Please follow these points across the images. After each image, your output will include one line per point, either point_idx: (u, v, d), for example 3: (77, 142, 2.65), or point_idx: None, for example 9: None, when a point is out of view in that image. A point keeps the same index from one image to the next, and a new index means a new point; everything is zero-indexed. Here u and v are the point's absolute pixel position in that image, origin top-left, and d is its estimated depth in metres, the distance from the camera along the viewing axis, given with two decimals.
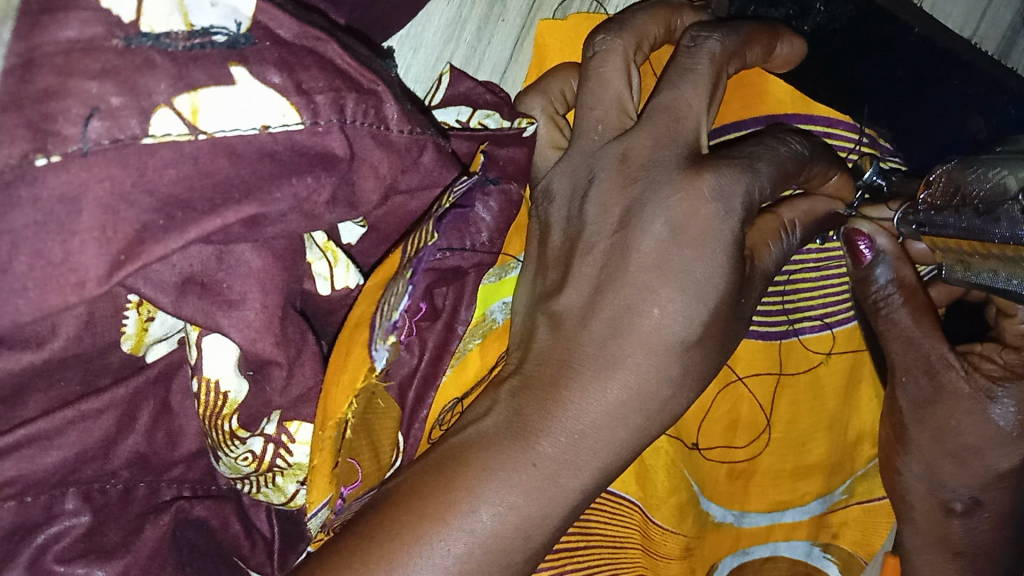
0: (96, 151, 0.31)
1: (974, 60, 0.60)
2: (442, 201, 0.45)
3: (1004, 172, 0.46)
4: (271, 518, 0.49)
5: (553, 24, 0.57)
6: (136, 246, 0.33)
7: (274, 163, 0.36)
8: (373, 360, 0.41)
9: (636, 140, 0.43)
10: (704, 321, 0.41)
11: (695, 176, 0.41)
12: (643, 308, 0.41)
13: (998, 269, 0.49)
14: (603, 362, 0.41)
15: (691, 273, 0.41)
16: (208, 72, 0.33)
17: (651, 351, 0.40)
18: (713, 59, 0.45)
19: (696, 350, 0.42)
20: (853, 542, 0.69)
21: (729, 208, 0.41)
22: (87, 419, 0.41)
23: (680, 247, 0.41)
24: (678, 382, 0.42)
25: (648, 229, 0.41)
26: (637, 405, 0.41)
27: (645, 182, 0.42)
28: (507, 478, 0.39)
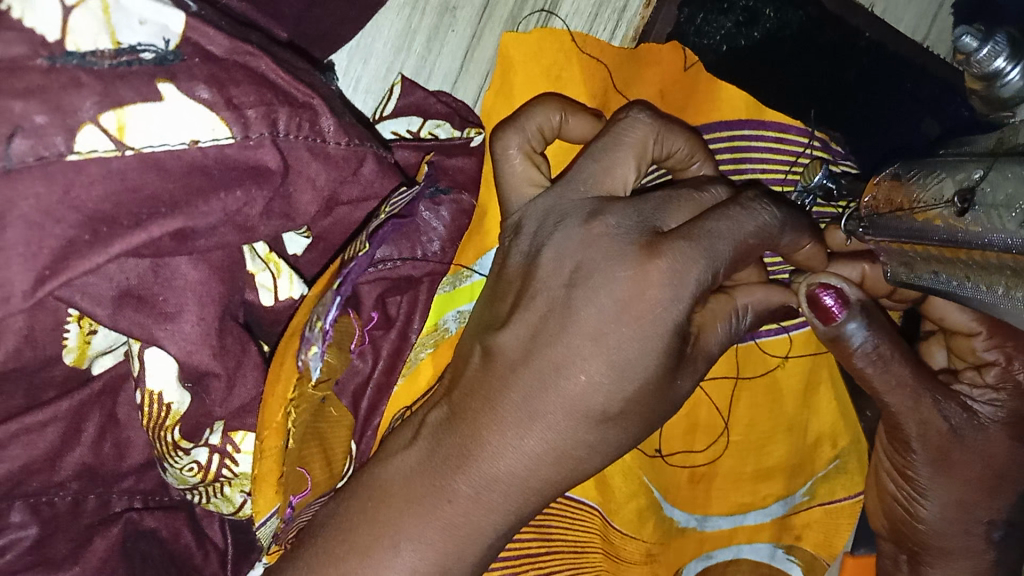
0: (20, 168, 0.32)
1: (929, 64, 0.59)
2: (379, 212, 0.45)
3: (943, 176, 0.47)
4: (225, 529, 0.50)
5: (518, 37, 0.56)
6: (61, 261, 0.34)
7: (205, 177, 0.36)
8: (298, 364, 0.42)
9: (614, 206, 0.41)
10: (632, 394, 0.40)
11: (647, 258, 0.39)
12: (570, 371, 0.39)
13: (938, 270, 0.48)
14: (526, 412, 0.40)
15: (623, 348, 0.39)
16: (135, 89, 0.34)
17: (571, 414, 0.40)
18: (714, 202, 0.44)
19: (615, 422, 0.40)
20: (816, 544, 0.67)
21: (678, 294, 0.39)
22: (32, 432, 0.42)
23: (620, 324, 0.39)
24: (596, 447, 0.41)
25: (594, 297, 0.39)
26: (555, 465, 0.40)
27: (602, 252, 0.40)
28: (423, 515, 0.40)
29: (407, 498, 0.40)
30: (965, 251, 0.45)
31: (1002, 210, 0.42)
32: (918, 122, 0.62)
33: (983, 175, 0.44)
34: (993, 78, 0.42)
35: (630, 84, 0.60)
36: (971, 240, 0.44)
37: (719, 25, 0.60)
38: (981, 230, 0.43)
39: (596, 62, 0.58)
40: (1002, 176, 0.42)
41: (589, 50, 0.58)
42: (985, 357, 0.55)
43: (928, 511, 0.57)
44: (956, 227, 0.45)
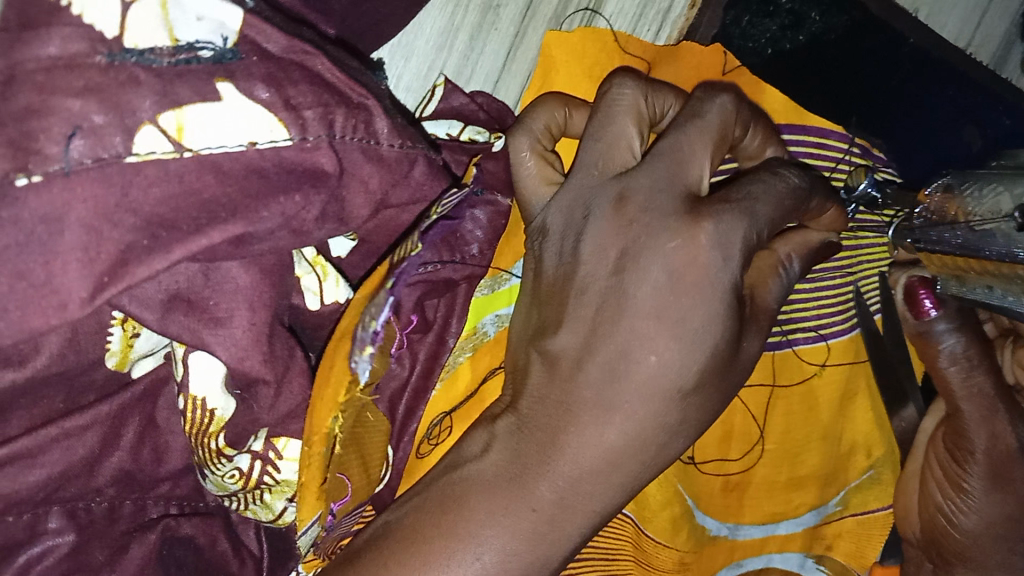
0: (78, 170, 0.30)
1: (971, 73, 0.61)
2: (430, 212, 0.44)
3: (1001, 190, 0.46)
4: (260, 536, 0.49)
5: (562, 35, 0.54)
6: (120, 267, 0.32)
7: (261, 180, 0.35)
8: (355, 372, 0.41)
9: (634, 179, 0.40)
10: (702, 368, 0.39)
11: (693, 223, 0.38)
12: (638, 354, 0.38)
13: (993, 283, 0.48)
14: (601, 405, 0.39)
15: (689, 322, 0.38)
16: (194, 88, 0.33)
17: (648, 398, 0.39)
18: (724, 113, 0.41)
19: (695, 396, 0.40)
20: (848, 554, 0.66)
21: (728, 254, 0.38)
22: (72, 437, 0.40)
23: (677, 298, 0.38)
24: (675, 428, 0.40)
25: (646, 275, 0.38)
26: (631, 455, 0.40)
27: (644, 230, 0.39)
28: (505, 520, 0.40)
29: (483, 509, 0.40)
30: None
31: None
32: (958, 130, 0.62)
33: None
34: None
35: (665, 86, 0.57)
36: None
37: (764, 28, 0.58)
38: None
39: (638, 62, 0.57)
40: None
41: (631, 49, 0.56)
42: None
43: (970, 522, 0.58)
44: (1015, 242, 0.44)
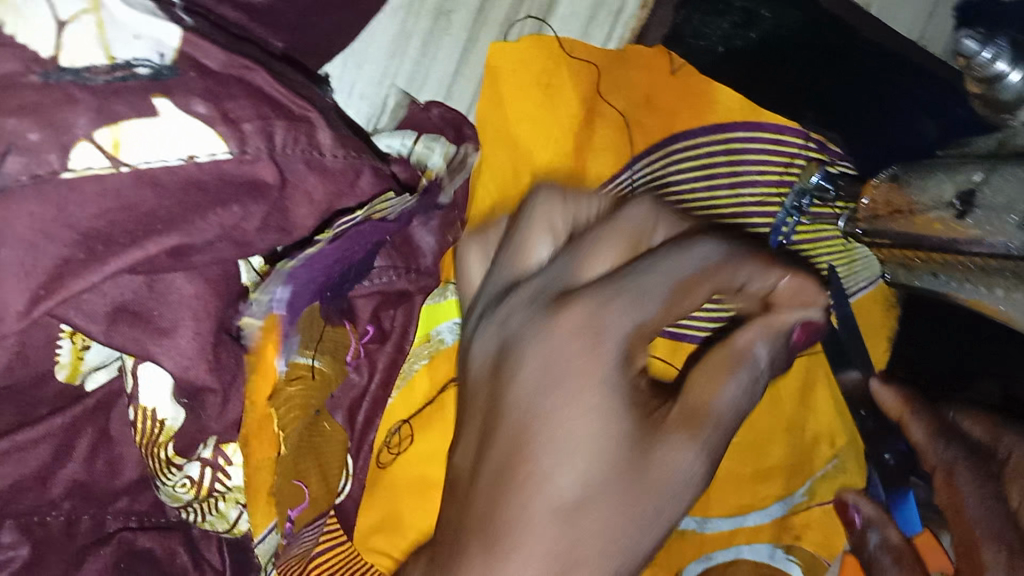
0: (15, 187, 0.31)
1: (937, 63, 0.54)
2: (356, 212, 0.44)
3: (942, 180, 0.47)
4: (222, 550, 0.49)
5: (506, 46, 0.57)
6: (55, 281, 0.34)
7: (202, 192, 0.36)
8: (281, 366, 0.42)
9: (518, 296, 0.37)
10: (601, 456, 0.32)
11: (557, 316, 0.34)
12: (524, 457, 0.32)
13: (937, 270, 0.50)
14: (495, 500, 0.32)
15: (565, 425, 0.32)
16: (130, 105, 0.34)
17: (546, 501, 0.32)
18: (625, 230, 0.39)
19: (607, 495, 0.32)
20: (817, 544, 0.66)
21: (598, 332, 0.33)
22: (24, 449, 0.41)
23: (552, 388, 0.33)
24: (599, 520, 0.32)
25: (523, 365, 0.34)
26: (533, 558, 0.31)
27: (518, 330, 0.35)
28: None
29: None
30: (967, 254, 0.46)
31: (1004, 211, 0.42)
32: None
33: (982, 178, 0.45)
34: (994, 80, 0.43)
35: (618, 89, 0.61)
36: (973, 243, 0.45)
37: (716, 26, 0.59)
38: (980, 233, 0.44)
39: (588, 67, 0.60)
40: (1004, 179, 0.43)
41: (580, 56, 0.59)
42: None
43: None
44: (957, 229, 0.45)
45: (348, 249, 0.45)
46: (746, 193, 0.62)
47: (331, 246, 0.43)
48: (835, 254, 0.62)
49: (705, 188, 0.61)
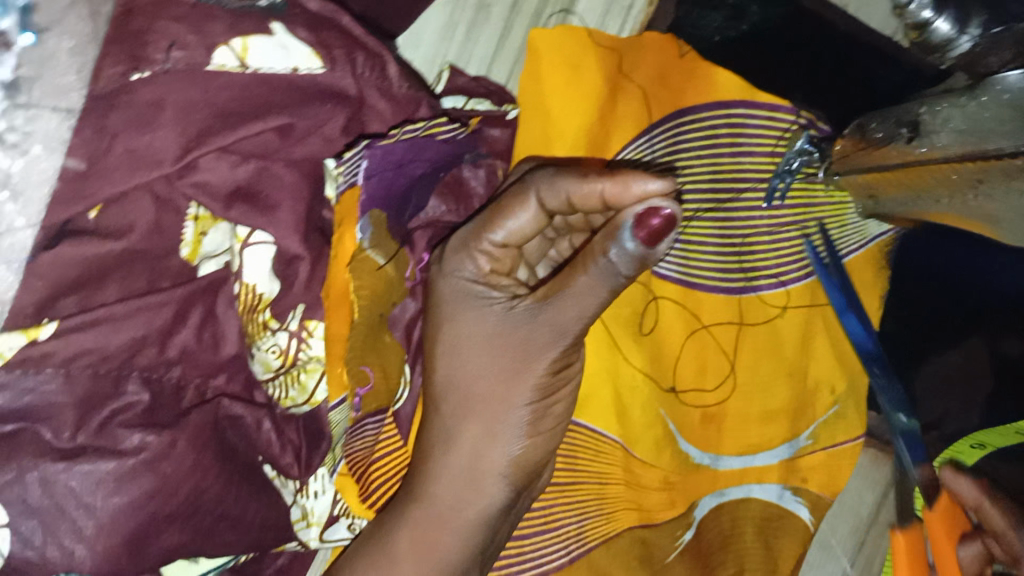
0: (174, 70, 0.43)
1: (897, 53, 0.68)
2: (420, 124, 0.53)
3: (898, 116, 0.57)
4: (299, 429, 0.58)
5: (544, 31, 0.67)
6: (204, 136, 0.46)
7: (301, 93, 0.48)
8: (358, 240, 0.53)
9: (435, 264, 0.55)
10: (483, 335, 0.52)
11: (441, 265, 0.53)
12: (435, 346, 0.54)
13: (897, 194, 0.60)
14: (428, 375, 0.54)
15: (458, 320, 0.53)
16: (255, 24, 0.46)
17: (453, 369, 0.53)
18: (501, 200, 0.51)
19: (496, 354, 0.52)
20: (822, 485, 0.73)
21: (455, 268, 0.53)
22: (152, 310, 0.51)
23: (438, 307, 0.54)
24: (493, 373, 0.52)
25: (430, 294, 0.55)
26: (456, 394, 0.52)
27: (434, 277, 0.54)
28: (409, 476, 0.55)
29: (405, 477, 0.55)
30: (915, 173, 0.55)
31: (942, 129, 0.52)
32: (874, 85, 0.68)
33: (925, 109, 0.54)
34: (924, 25, 0.54)
35: (637, 67, 0.69)
36: (921, 161, 0.54)
37: (711, 20, 0.69)
38: (923, 147, 0.53)
39: (610, 51, 0.68)
40: (941, 107, 0.52)
41: (604, 43, 0.68)
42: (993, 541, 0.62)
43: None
44: (908, 152, 0.55)
45: (411, 157, 0.54)
46: (745, 161, 0.70)
47: (399, 143, 0.52)
48: (829, 221, 0.72)
49: (709, 156, 0.69)
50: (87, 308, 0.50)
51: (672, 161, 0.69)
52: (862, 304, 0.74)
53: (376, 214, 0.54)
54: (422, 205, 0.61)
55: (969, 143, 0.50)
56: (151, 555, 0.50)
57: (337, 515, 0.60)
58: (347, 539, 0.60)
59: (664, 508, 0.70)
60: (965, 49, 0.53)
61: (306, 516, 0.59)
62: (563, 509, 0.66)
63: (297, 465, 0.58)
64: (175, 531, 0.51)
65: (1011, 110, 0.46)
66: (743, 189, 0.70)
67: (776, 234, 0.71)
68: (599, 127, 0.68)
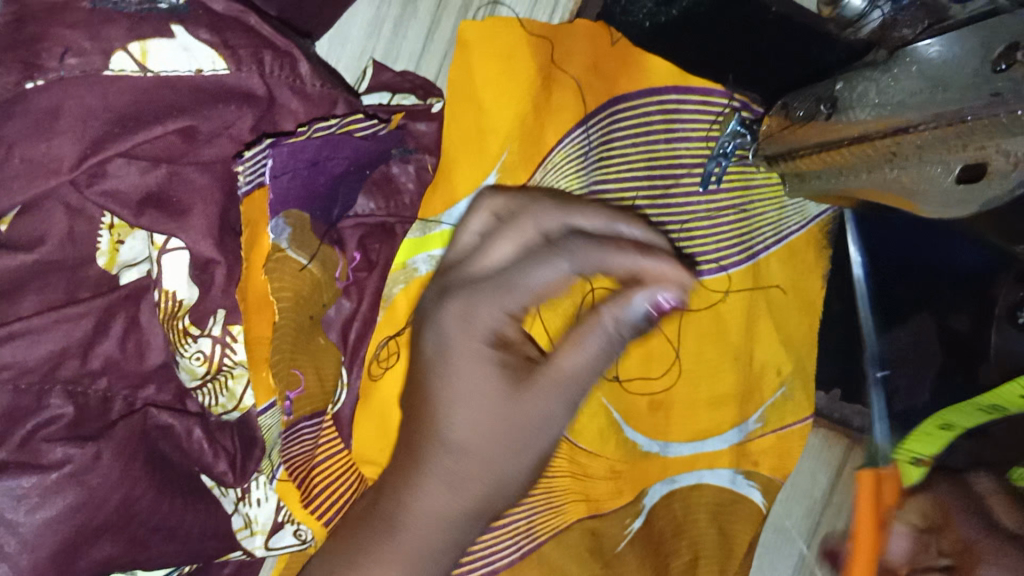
0: (70, 77, 0.43)
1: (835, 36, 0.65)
2: (330, 119, 0.52)
3: (818, 94, 0.56)
4: (233, 436, 0.57)
5: (473, 23, 0.66)
6: (99, 144, 0.46)
7: (207, 96, 0.48)
8: (272, 239, 0.53)
9: (409, 282, 0.48)
10: (478, 398, 0.41)
11: (436, 296, 0.44)
12: (422, 398, 0.42)
13: (821, 173, 0.60)
14: (404, 431, 0.43)
15: (454, 377, 0.41)
16: (153, 27, 0.45)
17: (440, 433, 0.41)
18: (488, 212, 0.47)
19: (479, 430, 0.41)
20: (773, 468, 0.72)
21: (457, 321, 0.42)
22: (70, 321, 0.51)
23: (435, 363, 0.42)
24: (490, 443, 0.41)
25: (416, 332, 0.44)
26: (433, 455, 0.41)
27: (423, 311, 0.44)
28: (349, 556, 0.42)
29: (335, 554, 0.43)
30: (836, 150, 0.55)
31: (859, 104, 0.52)
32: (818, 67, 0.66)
33: (842, 85, 0.54)
34: (837, 1, 0.54)
35: (570, 58, 0.68)
36: (840, 137, 0.54)
37: (642, 4, 0.68)
38: (843, 123, 0.53)
39: (543, 40, 0.67)
40: (858, 82, 0.52)
41: (537, 31, 0.67)
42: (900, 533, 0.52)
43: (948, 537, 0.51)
44: (828, 129, 0.55)
45: (327, 155, 0.53)
46: (681, 147, 0.70)
47: (309, 140, 0.51)
48: (767, 204, 0.71)
49: (645, 143, 0.69)
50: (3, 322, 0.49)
51: (606, 152, 0.69)
52: (803, 287, 0.72)
53: (294, 215, 0.53)
54: (350, 204, 0.62)
55: (885, 117, 0.50)
56: (82, 568, 0.50)
57: (281, 522, 0.58)
58: (293, 546, 0.58)
59: (612, 497, 0.71)
60: (875, 23, 0.53)
61: (249, 524, 0.58)
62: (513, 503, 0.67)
63: (232, 472, 0.57)
64: (106, 543, 0.51)
65: (922, 80, 0.47)
66: (680, 177, 0.70)
67: (715, 220, 0.71)
68: (534, 119, 0.68)
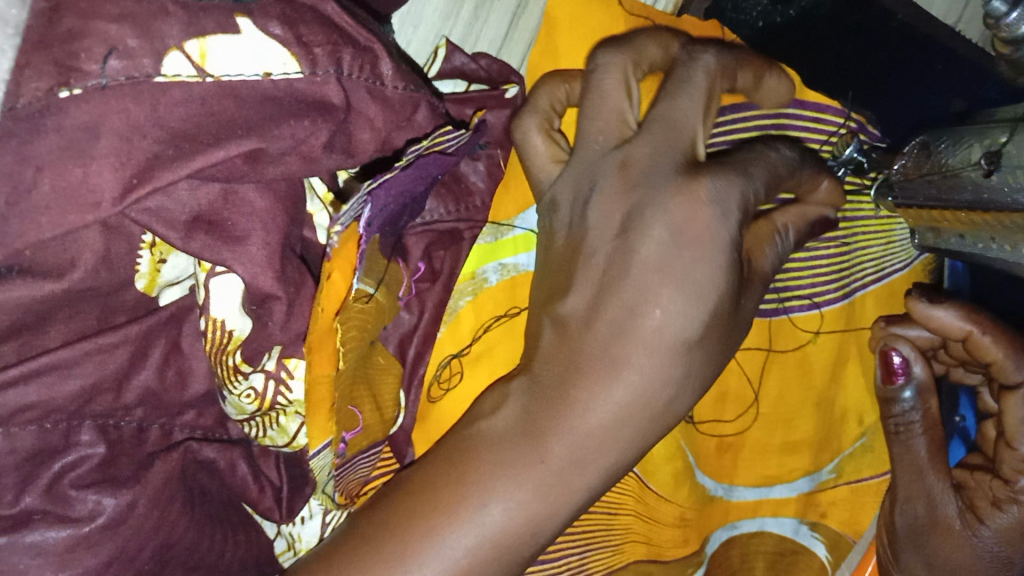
0: (114, 85, 0.34)
1: (955, 46, 0.62)
2: (422, 143, 0.47)
3: (972, 142, 0.49)
4: (279, 466, 0.53)
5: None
6: (147, 172, 0.37)
7: (275, 107, 0.39)
8: (352, 285, 0.46)
9: (635, 148, 0.45)
10: (699, 289, 0.42)
11: (691, 181, 0.44)
12: (645, 309, 0.42)
13: (962, 232, 0.52)
14: (610, 360, 0.42)
15: (688, 277, 0.42)
16: (217, 21, 0.37)
17: (655, 351, 0.42)
18: (708, 73, 0.47)
19: (698, 351, 0.43)
20: (842, 522, 0.70)
21: (725, 210, 0.43)
22: (104, 352, 0.44)
23: (681, 250, 0.42)
24: (681, 381, 0.43)
25: (648, 233, 0.43)
26: (608, 364, 0.42)
27: (645, 188, 0.44)
28: (515, 475, 0.41)
29: (496, 462, 0.41)
30: (989, 211, 0.48)
31: None
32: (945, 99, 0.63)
33: (1009, 139, 0.46)
34: None
35: None
36: (999, 201, 0.46)
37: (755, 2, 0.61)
38: (1006, 189, 0.45)
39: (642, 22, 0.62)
40: None
41: (635, 16, 0.62)
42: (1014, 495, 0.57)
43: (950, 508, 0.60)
44: (984, 187, 0.47)
45: (414, 182, 0.48)
46: None
47: (405, 172, 0.47)
48: (873, 238, 0.65)
49: None
50: (25, 356, 0.42)
51: None
52: None
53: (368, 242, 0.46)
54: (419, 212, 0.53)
55: None
56: None
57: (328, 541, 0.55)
58: None
59: (676, 545, 0.68)
60: None
61: (292, 544, 0.54)
62: (569, 541, 0.61)
63: (278, 509, 0.53)
64: None
65: None
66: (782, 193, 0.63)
67: (814, 251, 0.65)
68: None
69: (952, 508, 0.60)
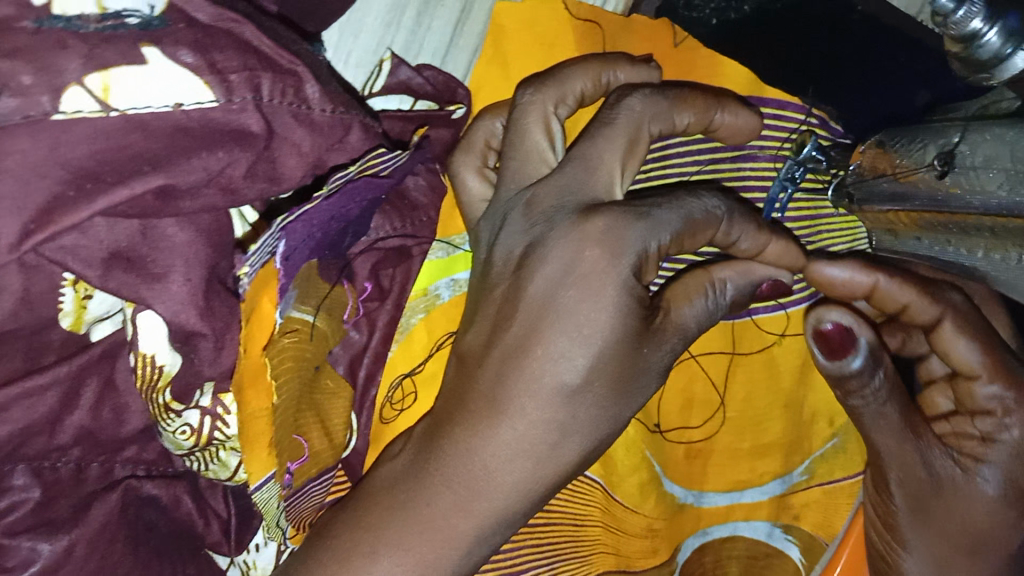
0: (8, 126, 0.33)
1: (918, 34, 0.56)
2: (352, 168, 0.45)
3: (926, 141, 0.47)
4: (227, 498, 0.51)
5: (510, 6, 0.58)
6: (47, 215, 0.35)
7: (188, 138, 0.37)
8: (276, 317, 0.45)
9: (542, 188, 0.42)
10: (586, 346, 0.40)
11: (583, 220, 0.40)
12: (529, 348, 0.40)
13: (920, 233, 0.51)
14: (492, 403, 0.41)
15: (564, 326, 0.40)
16: (120, 51, 0.34)
17: (537, 396, 0.40)
18: (633, 114, 0.43)
19: (584, 396, 0.41)
20: (816, 524, 0.68)
21: (616, 250, 0.40)
22: (33, 396, 0.43)
23: (567, 289, 0.40)
24: (566, 428, 0.41)
25: (540, 269, 0.41)
26: (493, 408, 0.41)
27: (544, 225, 0.41)
28: (402, 521, 0.41)
29: (393, 504, 0.41)
30: (946, 212, 0.46)
31: (984, 168, 0.42)
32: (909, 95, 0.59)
33: (962, 138, 0.44)
34: (970, 40, 0.40)
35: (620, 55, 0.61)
36: (954, 202, 0.44)
37: None
38: (963, 193, 0.43)
39: (591, 26, 0.60)
40: (985, 136, 0.42)
41: (584, 18, 0.60)
42: (984, 404, 0.53)
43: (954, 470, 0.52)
44: (938, 189, 0.45)
45: (344, 207, 0.46)
46: (745, 165, 0.62)
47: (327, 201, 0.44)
48: (838, 236, 0.62)
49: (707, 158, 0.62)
50: None
51: (662, 168, 0.60)
52: None
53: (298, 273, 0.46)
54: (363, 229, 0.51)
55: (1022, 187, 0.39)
56: None
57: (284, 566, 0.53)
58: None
59: (644, 556, 0.65)
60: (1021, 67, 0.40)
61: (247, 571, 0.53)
62: (534, 551, 0.60)
63: (227, 541, 0.52)
64: None
65: None
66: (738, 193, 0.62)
67: None
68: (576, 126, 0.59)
69: (947, 464, 0.52)
